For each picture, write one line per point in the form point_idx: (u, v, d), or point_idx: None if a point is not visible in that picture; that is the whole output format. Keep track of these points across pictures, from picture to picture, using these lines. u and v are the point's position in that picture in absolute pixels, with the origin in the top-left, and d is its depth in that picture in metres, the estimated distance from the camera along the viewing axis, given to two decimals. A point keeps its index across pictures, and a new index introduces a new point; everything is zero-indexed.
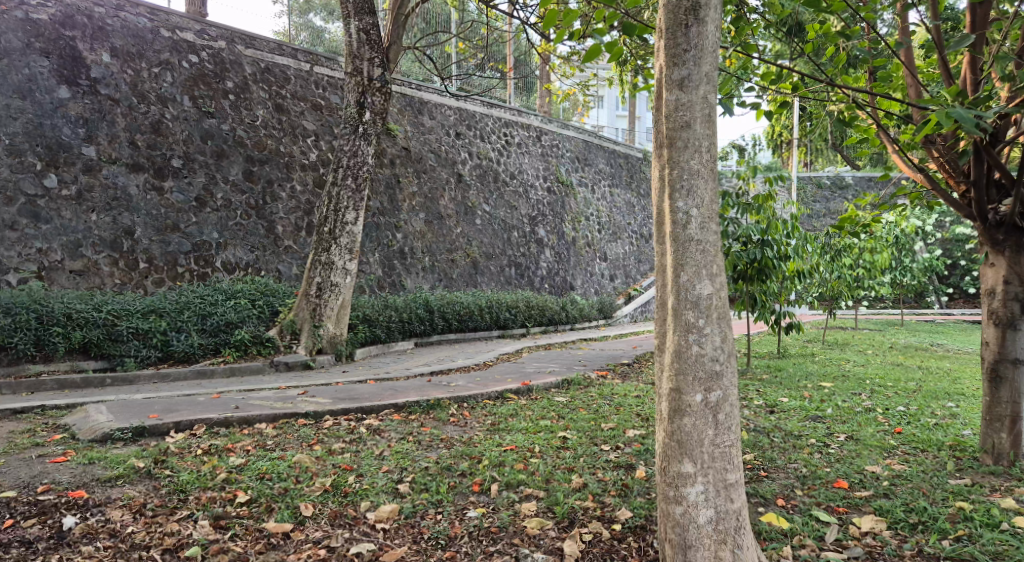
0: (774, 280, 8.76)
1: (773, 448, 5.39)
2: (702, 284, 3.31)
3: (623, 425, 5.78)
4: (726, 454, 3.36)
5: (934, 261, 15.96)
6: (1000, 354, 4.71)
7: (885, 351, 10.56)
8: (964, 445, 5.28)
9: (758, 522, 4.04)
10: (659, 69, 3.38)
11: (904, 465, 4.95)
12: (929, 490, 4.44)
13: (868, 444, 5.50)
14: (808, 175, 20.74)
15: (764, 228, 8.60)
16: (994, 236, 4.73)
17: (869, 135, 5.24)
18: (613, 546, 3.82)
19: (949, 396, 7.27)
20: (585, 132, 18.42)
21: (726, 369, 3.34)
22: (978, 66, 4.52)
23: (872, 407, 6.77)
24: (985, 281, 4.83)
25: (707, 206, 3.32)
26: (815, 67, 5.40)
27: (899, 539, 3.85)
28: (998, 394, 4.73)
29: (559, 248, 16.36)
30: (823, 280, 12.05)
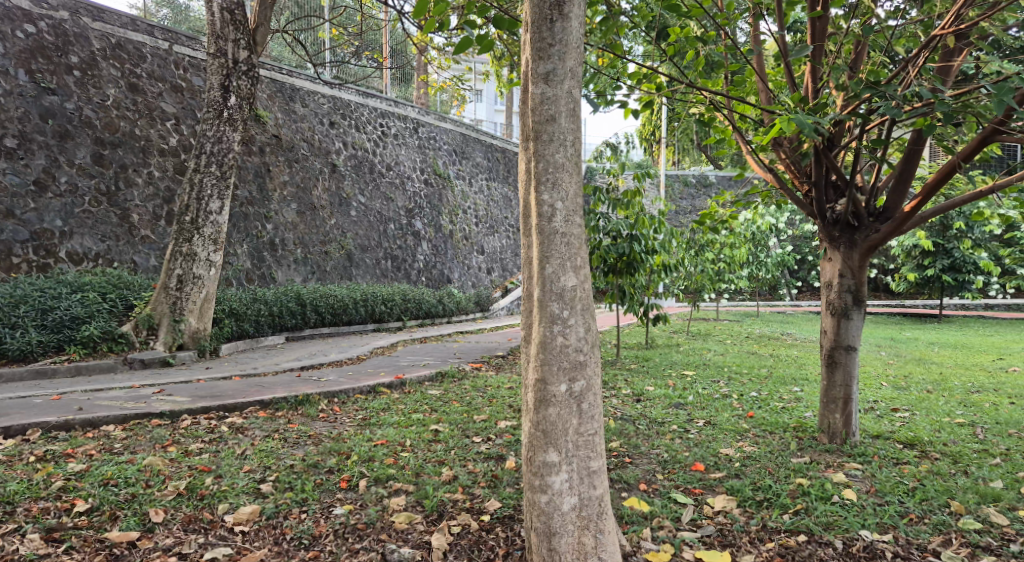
0: (642, 274, 9.11)
1: (638, 435, 5.62)
2: (566, 276, 3.39)
3: (495, 416, 5.83)
4: (589, 442, 3.46)
5: (786, 256, 17.16)
6: (835, 341, 5.12)
7: (741, 341, 11.25)
8: (805, 426, 5.73)
9: (621, 506, 4.20)
10: (526, 63, 3.42)
11: (754, 447, 5.29)
12: (775, 468, 4.78)
13: (724, 428, 5.84)
14: (676, 173, 21.77)
15: (632, 223, 8.84)
16: (833, 234, 5.13)
17: (724, 136, 5.55)
18: (481, 538, 3.83)
19: (796, 382, 7.86)
20: (463, 125, 18.41)
21: (589, 359, 3.44)
22: (818, 76, 4.88)
23: (728, 394, 7.19)
24: (824, 275, 5.23)
25: (571, 200, 3.40)
26: (678, 70, 5.64)
27: (747, 516, 4.10)
28: (834, 377, 5.14)
29: (436, 241, 16.29)
30: (688, 273, 12.67)
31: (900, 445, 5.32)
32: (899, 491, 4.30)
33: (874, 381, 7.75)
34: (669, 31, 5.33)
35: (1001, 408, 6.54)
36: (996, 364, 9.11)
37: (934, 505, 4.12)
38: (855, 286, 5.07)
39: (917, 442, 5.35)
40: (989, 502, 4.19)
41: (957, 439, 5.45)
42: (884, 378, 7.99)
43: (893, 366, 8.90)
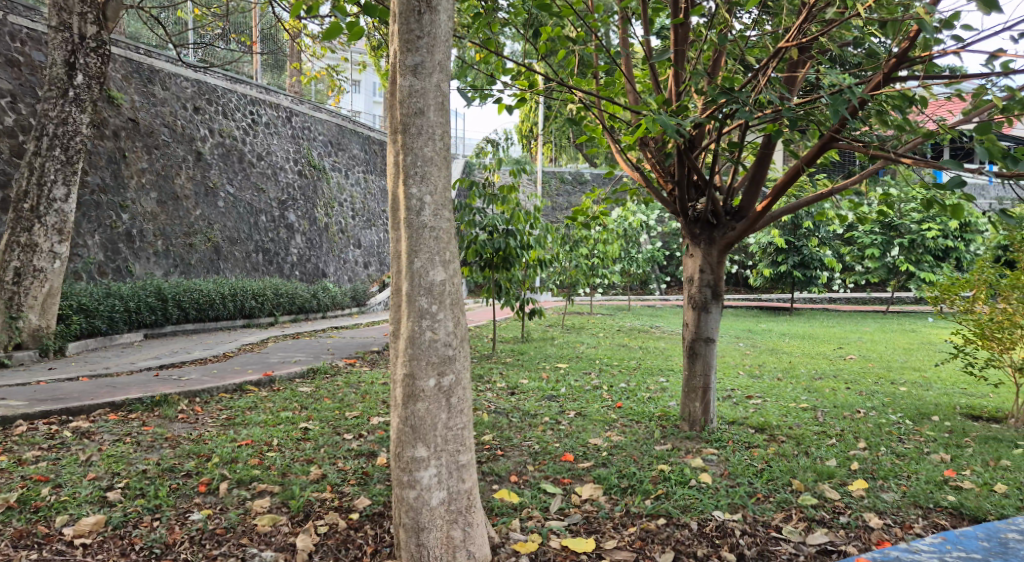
0: (517, 268, 9.23)
1: (511, 428, 5.69)
2: (434, 270, 3.36)
3: (368, 412, 5.73)
4: (458, 436, 3.45)
5: (656, 253, 17.93)
6: (696, 333, 5.39)
7: (613, 334, 11.64)
8: (669, 415, 6.01)
9: (492, 499, 4.24)
10: (394, 54, 3.36)
11: (621, 436, 5.49)
12: (639, 456, 4.97)
13: (593, 419, 6.02)
14: (552, 170, 22.21)
15: (508, 218, 8.95)
16: (694, 231, 5.40)
17: (594, 135, 5.68)
18: (349, 537, 3.73)
19: (662, 373, 8.23)
20: (338, 116, 17.94)
21: (458, 354, 3.43)
22: (681, 81, 5.09)
23: (599, 385, 7.43)
24: (686, 270, 5.51)
25: (440, 193, 3.38)
26: (551, 69, 5.72)
27: (612, 503, 4.24)
28: (694, 368, 5.42)
29: (310, 234, 15.80)
30: (563, 269, 12.94)
31: (752, 430, 5.68)
32: (749, 472, 4.59)
33: (732, 371, 8.23)
34: (542, 29, 5.42)
35: (839, 393, 7.11)
36: (837, 353, 9.91)
37: (779, 484, 4.43)
38: (713, 281, 5.37)
39: (766, 426, 5.73)
40: (825, 479, 4.54)
41: (801, 423, 5.87)
42: (741, 367, 8.51)
43: (749, 356, 9.49)
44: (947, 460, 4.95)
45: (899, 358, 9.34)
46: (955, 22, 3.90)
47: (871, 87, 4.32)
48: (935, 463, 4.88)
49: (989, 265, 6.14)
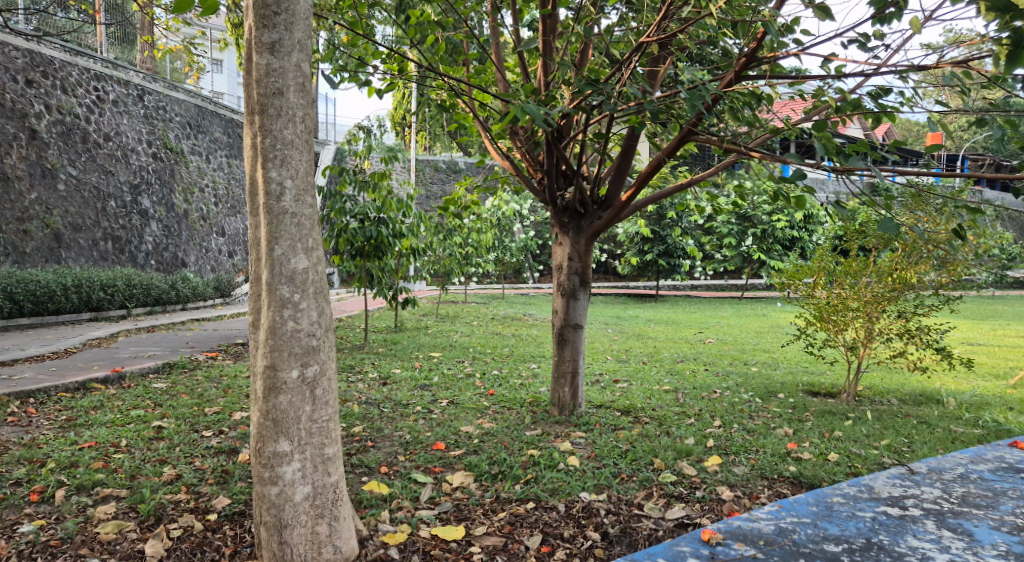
0: (390, 257, 9.08)
1: (381, 418, 5.60)
2: (296, 258, 3.22)
3: (229, 407, 5.46)
4: (323, 429, 3.34)
5: (529, 242, 18.22)
6: (565, 320, 5.53)
7: (487, 322, 11.72)
8: (539, 401, 6.13)
9: (360, 491, 4.15)
10: (249, 30, 3.19)
11: (493, 423, 5.53)
12: (510, 442, 5.02)
13: (465, 406, 6.03)
14: (427, 159, 22.03)
15: (380, 206, 8.74)
16: (563, 219, 5.52)
17: (465, 123, 5.65)
18: (206, 539, 3.53)
19: (533, 359, 8.39)
20: (198, 96, 16.93)
21: (323, 344, 3.31)
22: (549, 72, 5.15)
23: (471, 373, 7.47)
24: (555, 258, 5.62)
25: (301, 178, 3.24)
26: (421, 55, 5.62)
27: (482, 489, 4.26)
28: (563, 353, 5.55)
29: (167, 220, 14.87)
30: (437, 257, 12.87)
31: (618, 412, 5.89)
32: (614, 454, 4.76)
33: (601, 355, 8.51)
34: (410, 13, 5.31)
35: (698, 375, 7.51)
36: (697, 337, 10.46)
37: (641, 464, 4.61)
38: (581, 269, 5.51)
39: (631, 409, 5.96)
40: (684, 457, 4.79)
41: (663, 404, 6.15)
42: (608, 352, 8.81)
43: (617, 341, 9.83)
44: (791, 433, 5.33)
45: (751, 341, 9.99)
46: (796, 27, 4.18)
47: (725, 84, 4.55)
48: (780, 437, 5.25)
49: (828, 253, 6.72)
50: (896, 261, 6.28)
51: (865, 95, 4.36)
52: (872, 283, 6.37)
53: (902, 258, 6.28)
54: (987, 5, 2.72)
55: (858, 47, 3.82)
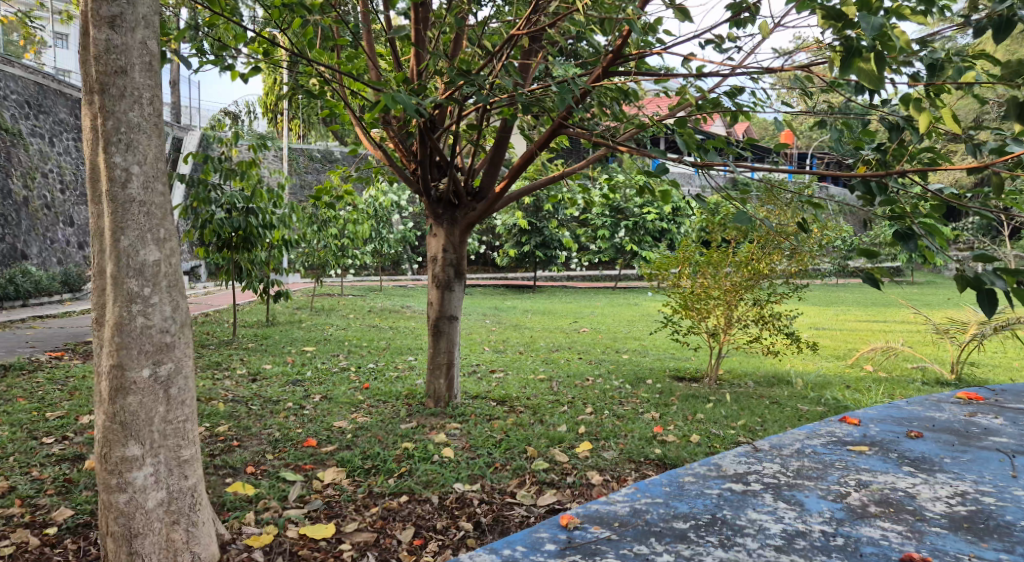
0: (259, 249, 8.71)
1: (249, 417, 5.38)
2: (147, 250, 3.01)
3: (76, 411, 5.08)
4: (179, 430, 3.14)
5: (407, 233, 18.04)
6: (440, 312, 5.52)
7: (364, 314, 11.53)
8: (415, 393, 6.09)
9: (224, 494, 3.96)
10: (85, 2, 2.95)
11: (367, 417, 5.44)
12: (384, 436, 4.96)
13: (339, 401, 5.90)
14: (300, 147, 21.31)
15: (248, 196, 8.35)
16: (437, 210, 5.48)
17: (335, 111, 5.48)
18: (43, 555, 3.25)
19: (410, 351, 8.33)
20: (40, 74, 15.51)
21: (177, 340, 3.12)
22: (422, 61, 5.07)
23: (346, 367, 7.31)
24: (429, 249, 5.59)
25: (150, 164, 3.04)
26: (288, 38, 5.39)
27: (354, 485, 4.17)
28: (438, 345, 5.54)
29: (5, 209, 13.61)
30: (311, 250, 12.49)
31: (493, 402, 5.95)
32: (489, 443, 4.80)
33: (478, 346, 8.56)
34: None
35: (573, 363, 7.71)
36: (573, 326, 10.75)
37: (515, 452, 4.68)
38: (456, 261, 5.52)
39: (507, 398, 6.04)
40: (556, 444, 4.90)
41: (538, 393, 6.27)
42: (486, 342, 8.88)
43: (494, 331, 9.93)
44: (657, 417, 5.57)
45: (623, 329, 10.37)
46: (659, 27, 4.34)
47: (593, 79, 4.64)
48: (647, 421, 5.47)
49: (693, 244, 7.02)
50: (752, 251, 6.68)
51: (722, 94, 4.58)
52: (731, 273, 6.76)
53: (758, 249, 6.71)
54: (823, 14, 2.93)
55: (714, 48, 4.01)
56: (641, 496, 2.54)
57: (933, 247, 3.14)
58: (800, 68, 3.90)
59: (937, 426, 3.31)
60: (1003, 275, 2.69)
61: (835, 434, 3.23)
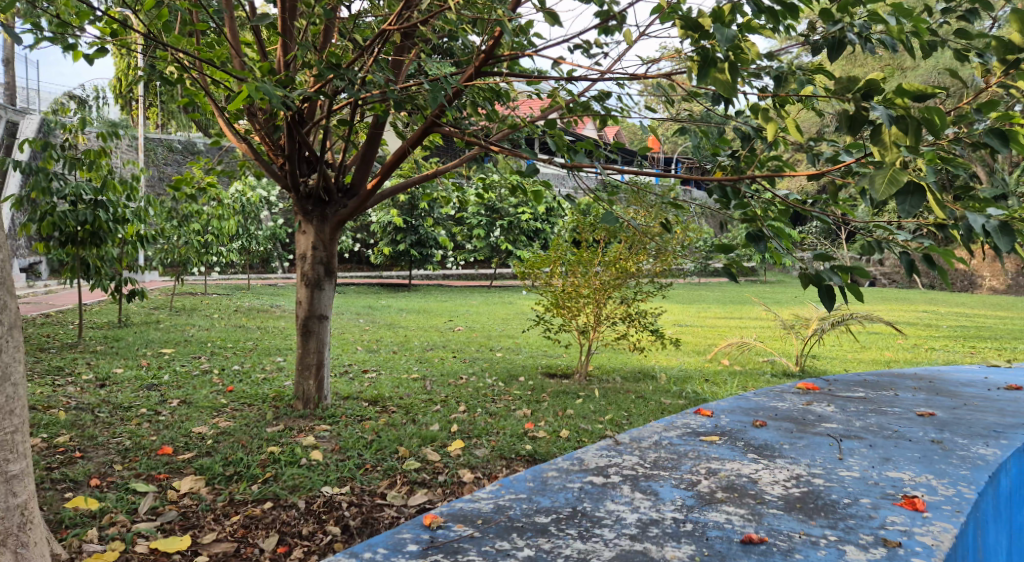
0: (110, 245, 8.11)
1: (95, 425, 4.99)
2: None
3: None
4: (6, 443, 2.81)
5: (277, 230, 17.38)
6: (309, 311, 5.35)
7: (229, 314, 10.99)
8: (283, 395, 5.87)
9: (62, 509, 3.66)
10: None
11: (230, 422, 5.19)
12: (248, 441, 4.75)
13: (199, 405, 5.59)
14: (158, 138, 20.07)
15: (98, 187, 7.75)
16: (306, 207, 5.28)
17: (194, 100, 5.16)
18: None
19: (279, 352, 8.03)
20: None
21: (5, 345, 2.81)
22: (290, 52, 4.87)
23: (208, 369, 6.95)
24: (298, 247, 5.40)
25: None
26: (140, 20, 5.02)
27: (214, 493, 3.97)
28: (307, 346, 5.38)
29: None
30: (171, 246, 11.78)
31: (365, 403, 5.84)
32: (359, 445, 4.71)
33: (350, 346, 8.37)
34: None
35: (447, 362, 7.70)
36: (447, 325, 10.74)
37: (386, 453, 4.61)
38: (326, 258, 5.37)
39: (379, 398, 5.95)
40: (428, 443, 4.87)
41: (411, 392, 6.21)
42: (358, 342, 8.70)
43: (368, 331, 9.75)
44: (528, 414, 5.66)
45: (497, 327, 10.47)
46: (530, 29, 4.40)
47: (465, 77, 4.62)
48: (519, 418, 5.54)
49: (564, 243, 7.19)
50: (620, 251, 6.93)
51: (592, 98, 4.71)
52: (600, 272, 6.97)
53: (625, 249, 6.96)
54: (682, 24, 3.08)
55: (583, 53, 4.12)
56: (505, 492, 2.53)
57: (780, 248, 3.37)
58: (663, 75, 4.07)
59: (779, 415, 3.56)
60: (838, 273, 2.93)
61: (689, 426, 3.39)
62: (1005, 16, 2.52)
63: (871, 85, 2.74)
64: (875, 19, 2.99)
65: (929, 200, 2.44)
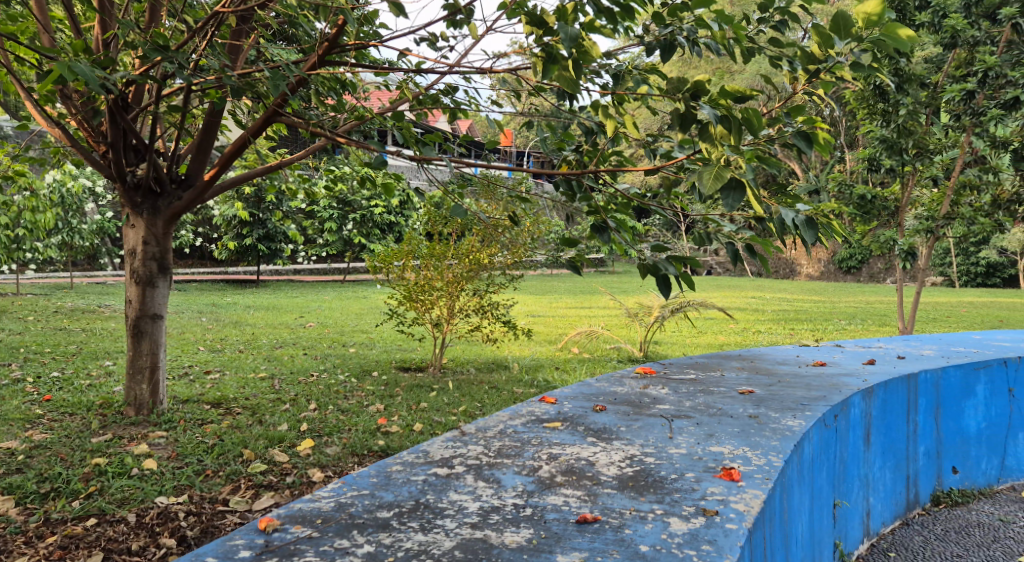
0: None
1: None
2: None
3: None
4: None
5: (105, 223, 16.06)
6: (141, 310, 5.00)
7: (48, 316, 10.04)
8: (112, 401, 5.45)
9: None
10: None
11: (47, 434, 4.74)
12: (68, 453, 4.36)
13: (10, 418, 5.07)
14: None
15: None
16: (134, 199, 4.90)
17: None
18: None
19: (107, 356, 7.43)
20: None
21: None
22: (110, 30, 4.48)
23: (22, 378, 6.30)
24: (126, 242, 5.01)
25: None
26: None
27: (26, 514, 3.62)
28: (139, 347, 5.03)
29: None
30: None
31: (207, 405, 5.54)
32: (198, 450, 4.46)
33: (190, 347, 7.89)
34: None
35: (297, 360, 7.44)
36: (298, 321, 10.39)
37: (229, 457, 4.40)
38: (159, 254, 5.03)
39: (223, 400, 5.66)
40: (276, 444, 4.70)
41: (258, 392, 5.96)
42: (200, 342, 8.22)
43: (211, 330, 9.25)
44: (381, 409, 5.59)
45: (350, 322, 10.27)
46: (376, 19, 4.32)
47: (308, 66, 4.46)
48: (372, 414, 5.46)
49: (417, 237, 7.14)
50: (472, 244, 6.98)
51: (441, 91, 4.69)
52: (453, 265, 7.00)
53: (477, 243, 7.03)
54: (526, 20, 3.12)
55: (428, 46, 4.10)
56: (347, 490, 2.48)
57: (620, 240, 3.51)
58: (509, 70, 4.14)
59: (617, 399, 3.75)
60: (674, 263, 3.10)
61: (534, 413, 3.48)
62: (809, 29, 2.76)
63: (697, 87, 2.91)
64: (702, 24, 3.18)
65: (751, 196, 2.60)
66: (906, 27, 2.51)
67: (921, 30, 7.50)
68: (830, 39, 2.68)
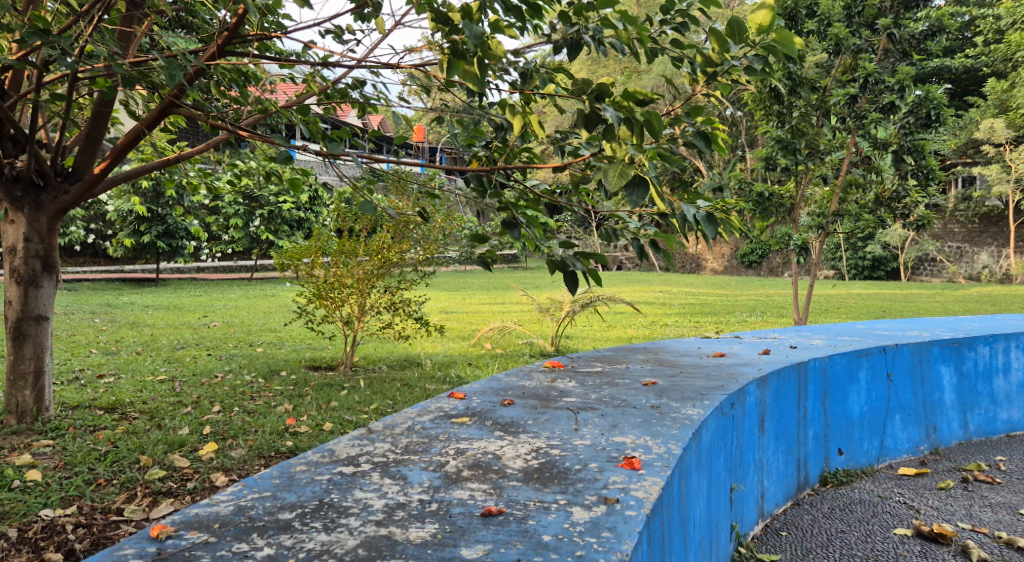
0: None
1: None
2: None
3: None
4: None
5: None
6: (23, 312, 4.70)
7: None
8: None
9: None
10: None
11: None
12: None
13: None
14: None
15: None
16: (13, 193, 4.57)
17: None
18: None
19: None
20: None
21: None
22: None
23: None
24: (5, 239, 4.69)
25: None
26: None
27: None
28: (21, 351, 4.73)
29: None
30: None
31: (99, 411, 5.26)
32: (89, 458, 4.24)
33: (81, 349, 7.47)
34: None
35: (199, 361, 7.16)
36: (201, 321, 10.00)
37: (124, 464, 4.20)
38: (43, 252, 4.75)
39: (117, 405, 5.39)
40: (176, 449, 4.52)
41: (156, 396, 5.71)
42: (92, 344, 7.78)
43: (104, 331, 8.78)
44: (290, 409, 5.46)
45: (257, 321, 9.97)
46: (280, 9, 4.20)
47: (206, 56, 4.29)
48: (279, 414, 5.32)
49: (326, 233, 6.99)
50: (383, 241, 6.90)
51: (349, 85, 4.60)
52: (363, 262, 6.90)
53: (388, 239, 6.95)
54: (432, 16, 3.10)
55: (334, 38, 4.02)
56: (247, 492, 2.42)
57: (530, 236, 3.54)
58: (418, 66, 4.10)
59: (525, 393, 3.79)
60: (580, 260, 3.15)
61: (442, 409, 3.48)
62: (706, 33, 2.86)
63: (601, 88, 2.97)
64: (606, 24, 3.25)
65: (653, 193, 2.68)
66: (794, 36, 2.66)
67: (811, 37, 7.89)
68: (725, 44, 2.78)
